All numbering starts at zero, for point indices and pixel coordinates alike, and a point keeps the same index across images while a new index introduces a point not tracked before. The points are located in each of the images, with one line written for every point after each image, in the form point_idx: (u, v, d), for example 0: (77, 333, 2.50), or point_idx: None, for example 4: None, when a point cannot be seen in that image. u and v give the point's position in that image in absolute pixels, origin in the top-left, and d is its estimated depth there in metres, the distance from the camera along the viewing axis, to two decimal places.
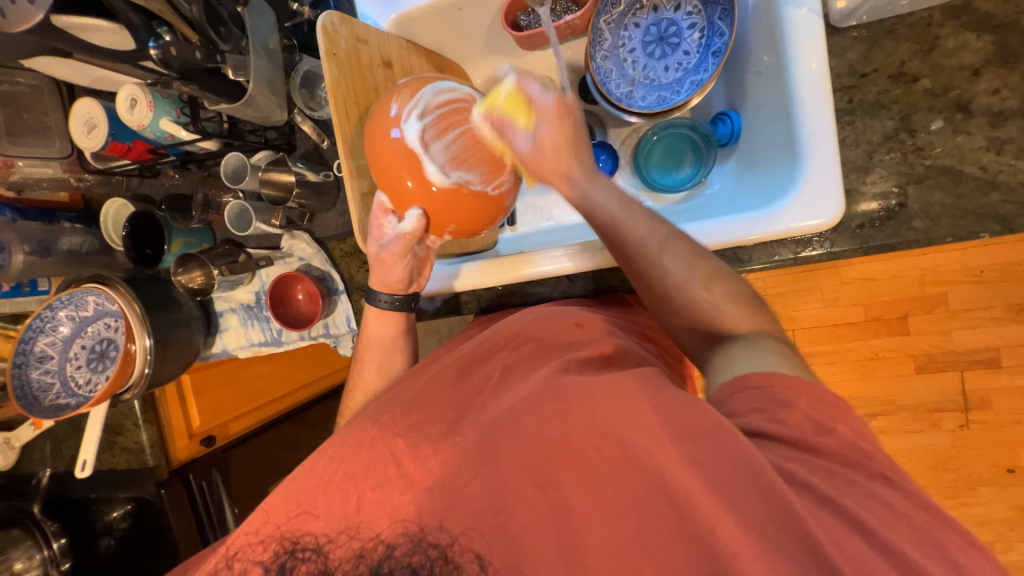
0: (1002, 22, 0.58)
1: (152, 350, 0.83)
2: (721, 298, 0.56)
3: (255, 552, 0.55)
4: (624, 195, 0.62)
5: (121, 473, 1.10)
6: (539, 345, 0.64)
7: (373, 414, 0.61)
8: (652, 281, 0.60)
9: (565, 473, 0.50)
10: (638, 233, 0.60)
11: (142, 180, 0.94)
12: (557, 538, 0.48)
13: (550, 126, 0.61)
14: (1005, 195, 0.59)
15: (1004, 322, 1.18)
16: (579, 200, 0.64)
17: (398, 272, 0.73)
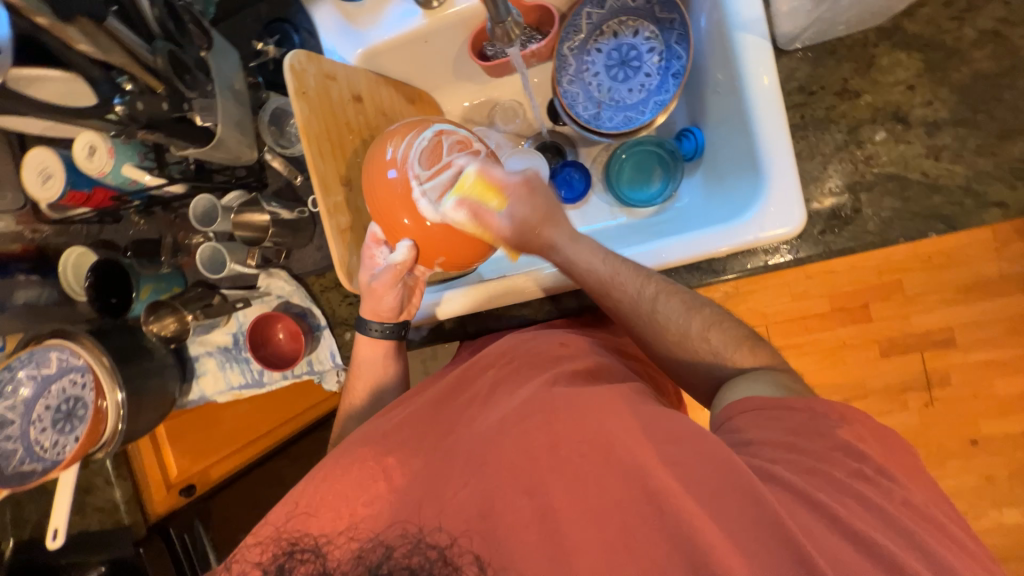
0: (928, 40, 0.64)
1: (125, 405, 0.79)
2: (720, 343, 0.61)
3: (250, 554, 0.52)
4: (607, 252, 0.65)
5: (96, 535, 1.05)
6: (527, 361, 0.63)
7: (361, 434, 0.60)
8: (655, 335, 0.63)
9: (553, 482, 0.49)
10: (629, 292, 0.63)
11: (101, 226, 0.90)
12: (547, 547, 0.47)
13: (521, 202, 0.64)
14: (946, 196, 0.65)
15: (955, 303, 1.27)
16: (564, 267, 0.67)
17: (388, 300, 0.72)
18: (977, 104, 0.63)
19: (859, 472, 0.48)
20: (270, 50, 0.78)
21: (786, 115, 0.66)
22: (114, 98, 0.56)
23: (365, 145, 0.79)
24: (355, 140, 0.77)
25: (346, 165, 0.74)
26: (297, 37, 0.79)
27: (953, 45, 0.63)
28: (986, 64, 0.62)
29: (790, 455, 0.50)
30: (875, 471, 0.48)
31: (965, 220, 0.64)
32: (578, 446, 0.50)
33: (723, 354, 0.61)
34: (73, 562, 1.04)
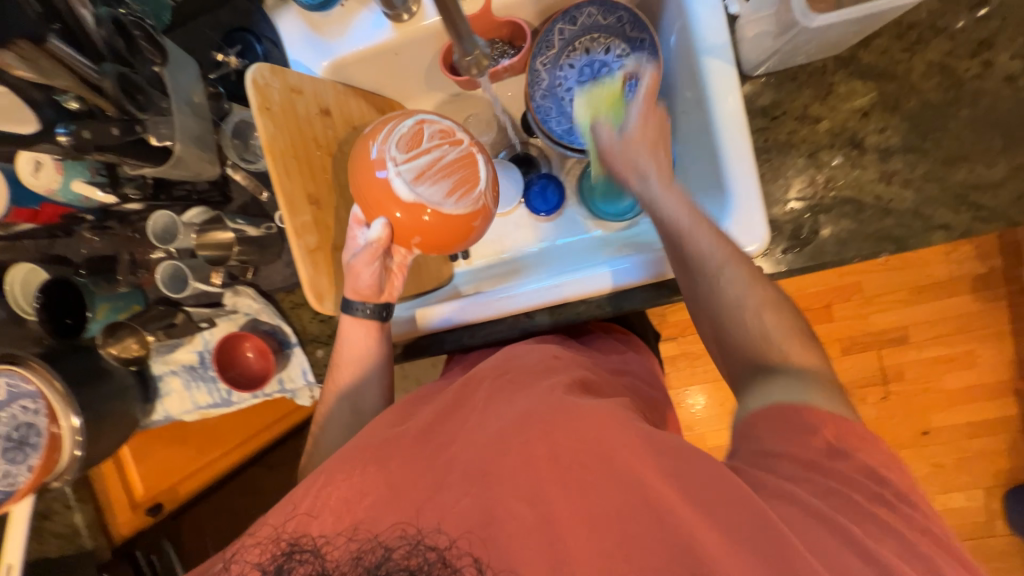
0: (882, 71, 0.66)
1: (82, 430, 0.76)
2: (772, 326, 0.55)
3: (250, 553, 0.51)
4: (694, 207, 0.60)
5: (54, 562, 1.00)
6: (521, 373, 0.62)
7: (356, 443, 0.57)
8: (710, 298, 0.58)
9: (553, 490, 0.48)
10: (703, 248, 0.58)
11: (52, 239, 0.83)
12: (545, 553, 0.46)
13: (649, 116, 0.63)
14: (897, 219, 0.68)
15: (910, 304, 1.39)
16: (645, 202, 0.62)
17: (364, 280, 0.69)
18: (924, 133, 0.67)
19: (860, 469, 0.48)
20: (232, 60, 0.75)
21: (750, 138, 0.68)
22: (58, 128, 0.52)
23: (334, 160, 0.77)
24: (324, 156, 0.76)
25: (314, 182, 0.73)
26: (261, 48, 0.76)
27: (902, 75, 0.66)
28: (933, 94, 0.66)
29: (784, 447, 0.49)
30: (874, 466, 0.48)
31: (912, 241, 0.68)
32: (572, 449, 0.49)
33: (773, 338, 0.55)
34: None
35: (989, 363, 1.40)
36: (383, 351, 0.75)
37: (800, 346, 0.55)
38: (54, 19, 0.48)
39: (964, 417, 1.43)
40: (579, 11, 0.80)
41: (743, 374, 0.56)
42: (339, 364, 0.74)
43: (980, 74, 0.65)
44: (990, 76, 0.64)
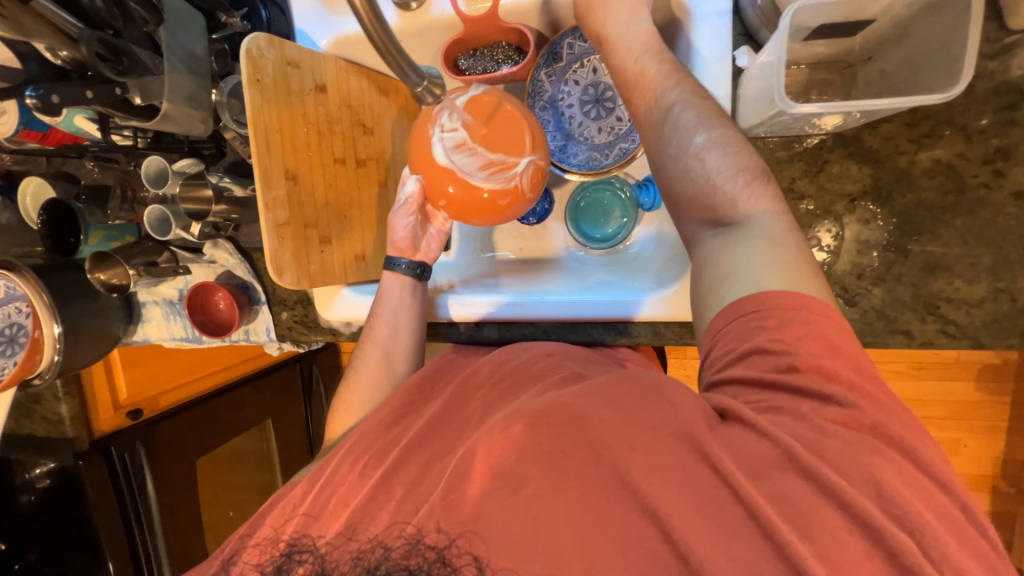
0: (882, 158, 0.63)
1: (62, 339, 0.84)
2: (716, 166, 0.56)
3: (251, 555, 0.59)
4: (648, 46, 0.63)
5: (40, 440, 1.12)
6: (516, 379, 0.66)
7: (358, 438, 0.66)
8: (672, 158, 0.59)
9: (536, 472, 0.50)
10: (648, 99, 0.62)
11: (66, 160, 0.91)
12: (529, 529, 0.48)
13: None
14: (859, 315, 0.66)
15: (906, 377, 1.44)
16: (607, 59, 0.65)
17: (400, 232, 0.78)
18: (911, 234, 0.63)
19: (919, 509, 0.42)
20: (236, 23, 0.76)
21: None
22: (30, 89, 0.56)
23: (320, 138, 0.78)
24: (310, 133, 0.76)
25: (294, 159, 0.74)
26: (265, 13, 0.78)
27: (904, 167, 0.62)
28: (932, 195, 0.62)
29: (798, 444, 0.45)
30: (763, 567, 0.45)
31: (868, 339, 0.66)
32: (562, 443, 0.51)
33: (728, 186, 0.55)
34: (19, 459, 1.12)
35: (978, 458, 1.47)
36: (411, 325, 0.81)
37: (749, 188, 0.54)
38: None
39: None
40: None
41: (703, 234, 0.57)
42: (365, 343, 0.82)
43: (988, 183, 0.60)
44: (998, 187, 0.60)
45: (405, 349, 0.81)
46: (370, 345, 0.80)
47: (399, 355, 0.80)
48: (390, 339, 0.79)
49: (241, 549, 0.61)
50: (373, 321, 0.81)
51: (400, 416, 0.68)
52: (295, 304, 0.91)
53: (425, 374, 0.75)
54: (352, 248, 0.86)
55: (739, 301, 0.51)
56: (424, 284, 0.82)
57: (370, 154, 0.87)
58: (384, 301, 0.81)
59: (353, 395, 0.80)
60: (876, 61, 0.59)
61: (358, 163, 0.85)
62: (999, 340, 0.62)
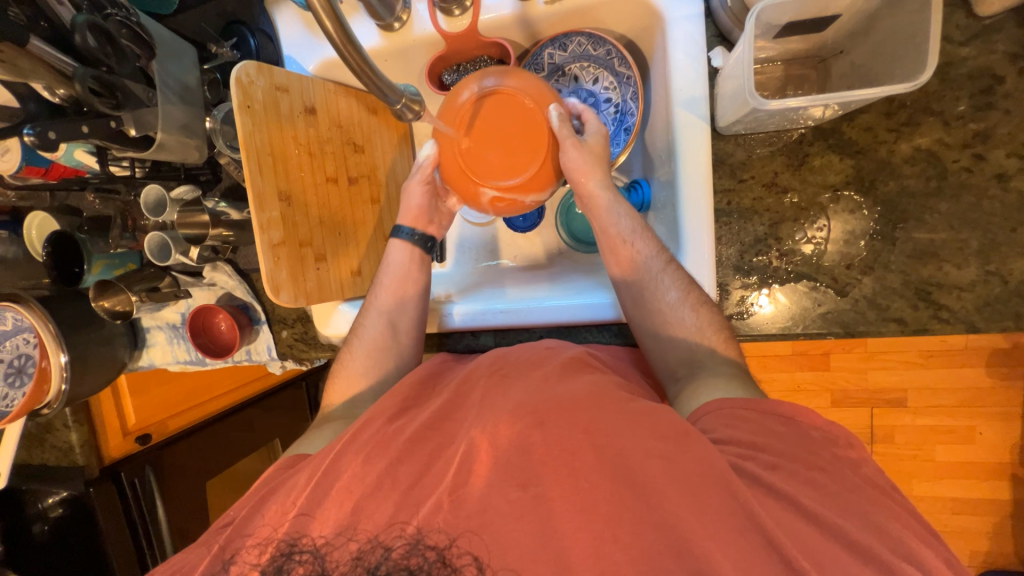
0: (862, 148, 0.63)
1: (68, 367, 0.85)
2: (695, 323, 0.67)
3: (251, 554, 0.56)
4: (633, 214, 0.72)
5: (52, 470, 1.12)
6: (515, 368, 0.69)
7: (356, 435, 0.63)
8: (660, 322, 0.69)
9: (547, 474, 0.54)
10: (637, 258, 0.70)
11: (67, 193, 0.94)
12: (536, 531, 0.51)
13: (574, 149, 0.68)
14: (851, 305, 0.66)
15: (914, 366, 1.42)
16: (594, 215, 0.73)
17: (412, 200, 0.81)
18: (896, 221, 0.64)
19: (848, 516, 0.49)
20: (225, 52, 0.79)
21: (712, 199, 0.67)
22: (31, 128, 0.58)
23: (312, 159, 0.80)
24: (301, 153, 0.78)
25: (286, 180, 0.76)
26: (254, 41, 0.82)
27: (884, 157, 0.63)
28: (915, 182, 0.63)
29: (779, 478, 0.51)
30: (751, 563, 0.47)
31: (861, 328, 0.66)
32: (571, 443, 0.55)
33: (711, 340, 0.67)
34: (31, 490, 1.13)
35: (991, 445, 1.45)
36: (416, 314, 0.82)
37: (722, 339, 0.67)
38: (42, 19, 0.57)
39: (925, 490, 1.50)
40: (569, 39, 0.78)
41: (676, 359, 0.69)
42: (360, 325, 0.80)
43: (970, 167, 0.61)
44: (980, 171, 0.61)
45: (412, 317, 0.81)
46: (375, 314, 0.80)
47: (403, 326, 0.80)
48: (397, 307, 0.80)
49: (231, 547, 0.58)
50: (379, 287, 0.81)
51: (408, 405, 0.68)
52: (294, 322, 0.92)
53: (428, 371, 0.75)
54: (348, 265, 0.87)
55: (705, 405, 0.60)
56: (428, 253, 0.84)
57: (362, 171, 0.89)
58: (392, 270, 0.81)
59: (352, 366, 0.79)
60: (848, 54, 0.61)
61: (350, 181, 0.87)
62: (993, 324, 0.62)
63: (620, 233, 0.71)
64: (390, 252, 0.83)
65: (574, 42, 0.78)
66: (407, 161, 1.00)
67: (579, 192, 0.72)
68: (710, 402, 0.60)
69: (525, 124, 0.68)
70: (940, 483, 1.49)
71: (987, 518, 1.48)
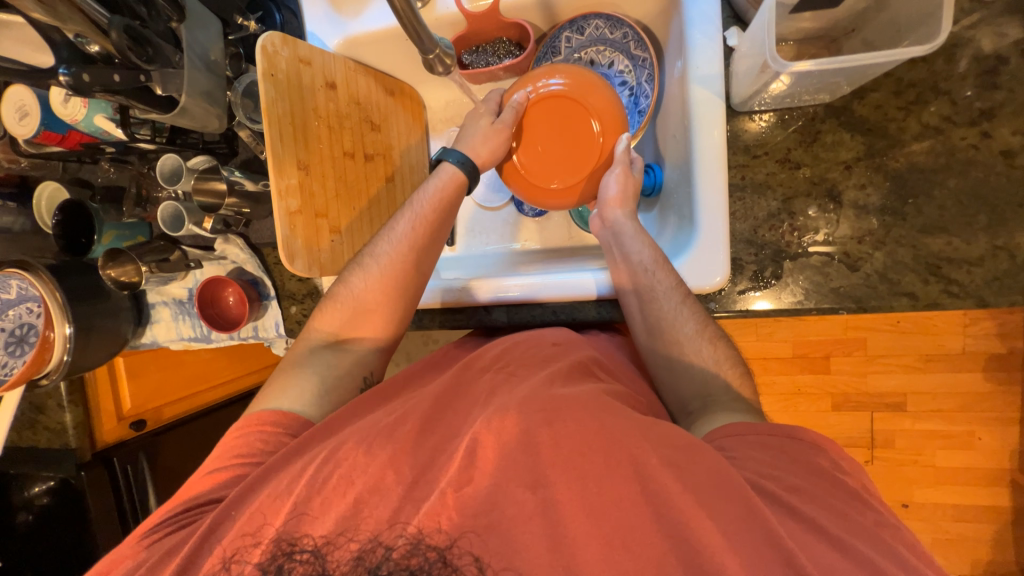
0: (872, 126, 0.66)
1: (72, 339, 0.84)
2: (707, 352, 0.69)
3: (251, 554, 0.53)
4: (653, 244, 0.73)
5: (43, 453, 1.07)
6: (520, 363, 0.70)
7: (352, 432, 0.61)
8: (666, 329, 0.70)
9: (555, 475, 0.52)
10: (660, 292, 0.70)
11: (80, 165, 0.94)
12: (542, 528, 0.50)
13: (617, 181, 0.75)
14: (863, 279, 0.67)
15: (912, 369, 1.44)
16: (619, 236, 0.75)
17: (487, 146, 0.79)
18: (906, 195, 0.65)
19: (830, 517, 0.51)
20: (251, 25, 0.80)
21: (726, 173, 0.68)
22: (59, 68, 0.57)
23: (330, 132, 0.81)
24: (321, 126, 0.79)
25: (306, 150, 0.76)
26: (279, 16, 0.84)
27: (895, 133, 0.65)
28: (923, 157, 0.65)
29: (799, 501, 0.52)
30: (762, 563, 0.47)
31: (873, 303, 0.67)
32: (580, 428, 0.55)
33: (720, 368, 0.68)
34: (21, 474, 1.07)
35: (989, 450, 1.45)
36: (417, 278, 0.79)
37: (738, 376, 0.68)
38: None
39: (927, 496, 1.49)
40: (586, 22, 0.81)
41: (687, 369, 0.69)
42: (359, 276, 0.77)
43: (977, 144, 0.63)
44: (986, 148, 0.63)
45: (433, 260, 0.80)
46: (382, 271, 0.76)
47: (425, 266, 0.79)
48: (430, 243, 0.79)
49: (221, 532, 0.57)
50: (419, 214, 0.78)
51: (383, 397, 0.73)
52: (303, 298, 0.92)
53: (403, 377, 0.78)
54: (361, 240, 0.88)
55: (721, 429, 0.61)
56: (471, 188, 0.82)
57: (378, 149, 0.90)
58: (438, 202, 0.79)
59: (339, 311, 0.77)
60: (859, 32, 0.63)
61: (366, 157, 0.88)
62: (1003, 298, 0.63)
63: (642, 263, 0.71)
64: (439, 176, 0.80)
65: (592, 25, 0.81)
66: (421, 145, 1.02)
67: (607, 215, 0.76)
68: (740, 425, 0.60)
69: (569, 119, 0.79)
70: (941, 489, 1.48)
71: (991, 525, 1.47)
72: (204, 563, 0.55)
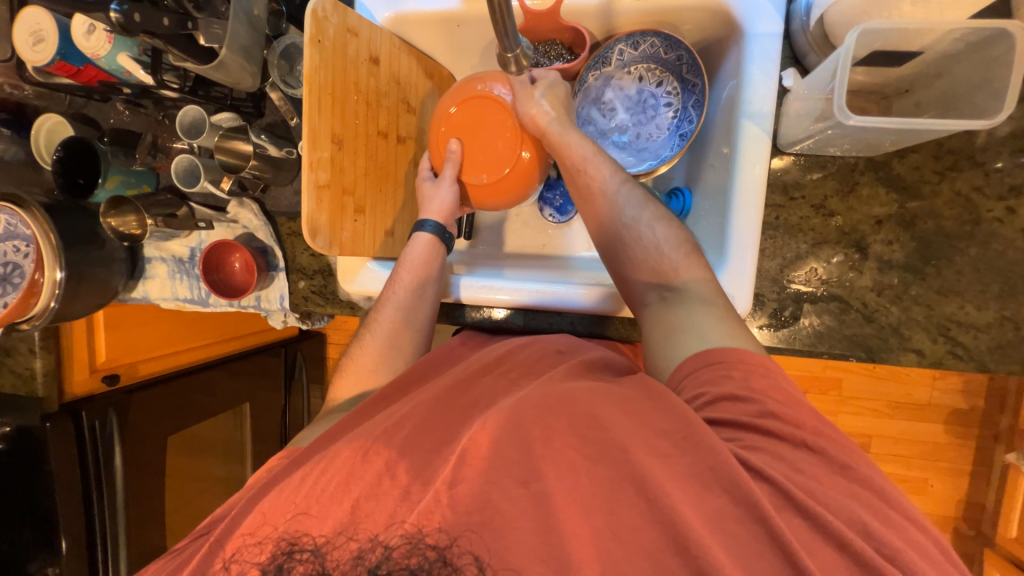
0: (908, 185, 0.68)
1: (62, 284, 0.78)
2: None
3: (251, 554, 0.52)
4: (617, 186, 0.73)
5: (9, 398, 0.99)
6: (523, 368, 0.70)
7: (349, 437, 0.59)
8: (613, 224, 0.72)
9: (548, 469, 0.51)
10: (636, 239, 0.71)
11: (87, 101, 0.88)
12: (543, 535, 0.49)
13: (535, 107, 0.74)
14: (876, 330, 0.69)
15: (882, 415, 1.50)
16: (585, 193, 0.74)
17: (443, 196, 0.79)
18: (929, 257, 0.68)
19: None
20: None
21: (762, 211, 0.69)
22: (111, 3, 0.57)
23: (368, 108, 0.78)
24: (360, 101, 0.76)
25: (342, 125, 0.73)
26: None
27: (928, 196, 0.67)
28: (950, 224, 0.67)
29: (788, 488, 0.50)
30: None
31: (883, 354, 0.69)
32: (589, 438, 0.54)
33: (661, 247, 0.69)
34: None
35: (944, 499, 1.52)
36: (422, 326, 0.78)
37: None
38: None
39: None
40: (643, 38, 0.80)
41: None
42: (371, 330, 0.77)
43: (1001, 218, 0.66)
44: (1010, 223, 0.66)
45: (431, 308, 0.79)
46: (389, 324, 0.76)
47: (424, 319, 0.78)
48: (416, 301, 0.77)
49: (223, 529, 0.56)
50: (403, 279, 0.77)
51: (390, 398, 0.70)
52: (314, 274, 0.89)
53: (410, 373, 0.73)
54: (382, 223, 0.85)
55: (689, 358, 0.61)
56: (447, 249, 0.82)
57: (411, 133, 0.88)
58: (415, 265, 0.78)
59: (364, 360, 0.76)
60: (913, 94, 0.65)
61: (398, 139, 0.85)
62: (1002, 366, 0.67)
63: (617, 212, 0.72)
64: (412, 245, 0.79)
65: (648, 42, 0.80)
66: None
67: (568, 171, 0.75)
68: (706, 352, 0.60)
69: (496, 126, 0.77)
70: None
71: None
72: (210, 566, 0.54)
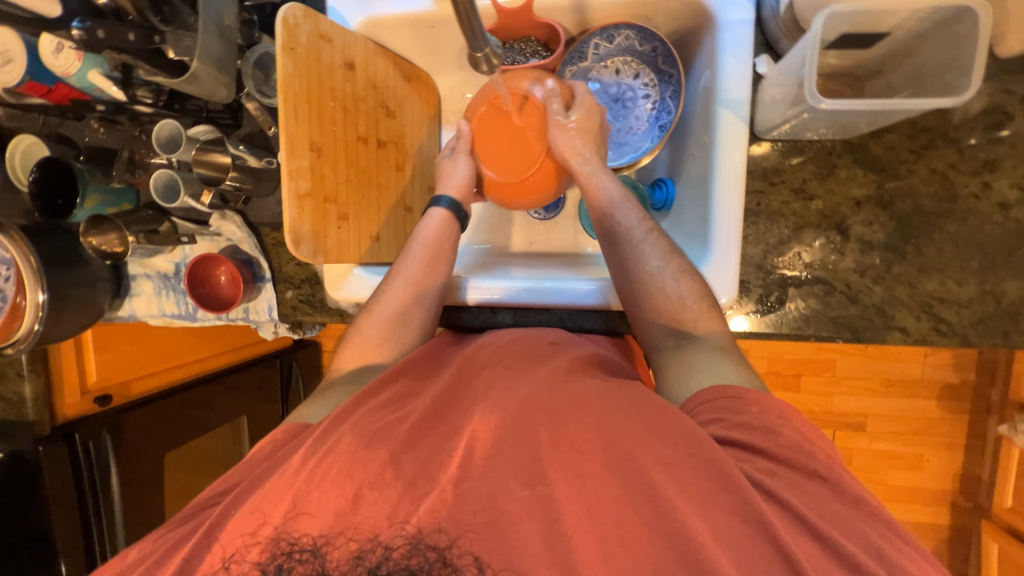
0: (885, 166, 0.68)
1: (45, 306, 0.77)
2: None
3: (250, 552, 0.51)
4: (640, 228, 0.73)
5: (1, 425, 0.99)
6: (516, 360, 0.70)
7: (341, 433, 0.58)
8: (634, 264, 0.72)
9: (552, 472, 0.52)
10: (656, 285, 0.70)
11: (62, 120, 0.87)
12: (545, 533, 0.49)
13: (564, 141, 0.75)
14: (861, 310, 0.70)
15: (874, 394, 1.52)
16: (608, 230, 0.75)
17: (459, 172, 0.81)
18: (909, 235, 0.69)
19: None
20: None
21: (743, 198, 0.69)
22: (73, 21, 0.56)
23: (346, 114, 0.77)
24: (337, 107, 0.75)
25: (320, 132, 0.72)
26: None
27: (904, 176, 0.68)
28: (928, 202, 0.68)
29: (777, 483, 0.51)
30: None
31: (868, 334, 0.70)
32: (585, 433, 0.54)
33: (678, 296, 0.69)
34: None
35: (940, 473, 1.54)
36: (431, 304, 0.79)
37: None
38: None
39: None
40: (618, 31, 0.80)
41: None
42: (379, 305, 0.77)
43: (977, 194, 0.67)
44: (985, 198, 0.67)
45: (439, 288, 0.80)
46: (398, 300, 0.77)
47: (433, 298, 0.79)
48: (428, 277, 0.78)
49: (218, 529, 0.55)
50: (415, 254, 0.78)
51: None
52: (301, 283, 0.89)
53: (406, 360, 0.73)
54: (368, 228, 0.84)
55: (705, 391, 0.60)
56: (460, 228, 0.83)
57: (391, 137, 0.88)
58: (428, 243, 0.80)
59: (371, 334, 0.76)
60: (884, 75, 0.66)
61: (379, 144, 0.85)
62: (985, 339, 0.68)
63: (638, 251, 0.72)
64: (427, 220, 0.81)
65: (623, 35, 0.80)
66: (433, 135, 0.99)
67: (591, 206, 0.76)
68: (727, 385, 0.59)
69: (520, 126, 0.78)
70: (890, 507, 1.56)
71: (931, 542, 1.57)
72: (202, 566, 0.53)
